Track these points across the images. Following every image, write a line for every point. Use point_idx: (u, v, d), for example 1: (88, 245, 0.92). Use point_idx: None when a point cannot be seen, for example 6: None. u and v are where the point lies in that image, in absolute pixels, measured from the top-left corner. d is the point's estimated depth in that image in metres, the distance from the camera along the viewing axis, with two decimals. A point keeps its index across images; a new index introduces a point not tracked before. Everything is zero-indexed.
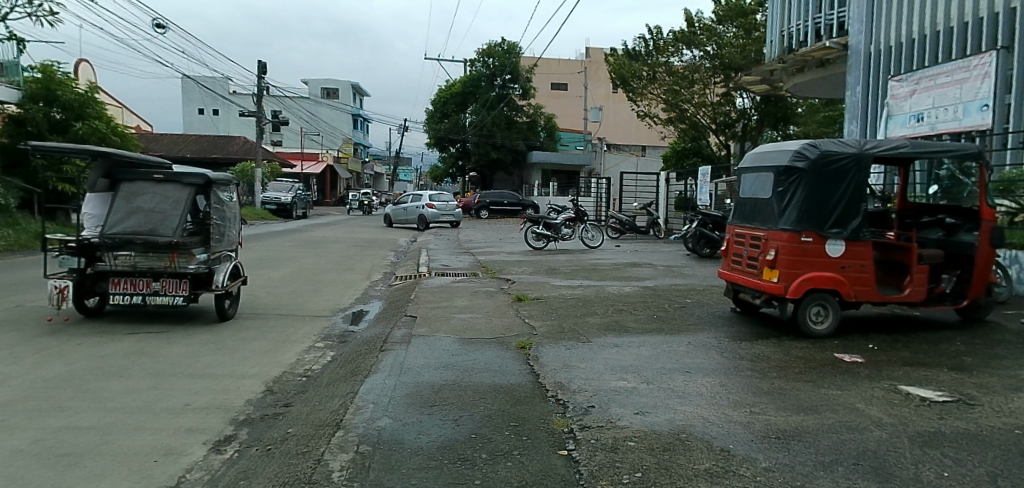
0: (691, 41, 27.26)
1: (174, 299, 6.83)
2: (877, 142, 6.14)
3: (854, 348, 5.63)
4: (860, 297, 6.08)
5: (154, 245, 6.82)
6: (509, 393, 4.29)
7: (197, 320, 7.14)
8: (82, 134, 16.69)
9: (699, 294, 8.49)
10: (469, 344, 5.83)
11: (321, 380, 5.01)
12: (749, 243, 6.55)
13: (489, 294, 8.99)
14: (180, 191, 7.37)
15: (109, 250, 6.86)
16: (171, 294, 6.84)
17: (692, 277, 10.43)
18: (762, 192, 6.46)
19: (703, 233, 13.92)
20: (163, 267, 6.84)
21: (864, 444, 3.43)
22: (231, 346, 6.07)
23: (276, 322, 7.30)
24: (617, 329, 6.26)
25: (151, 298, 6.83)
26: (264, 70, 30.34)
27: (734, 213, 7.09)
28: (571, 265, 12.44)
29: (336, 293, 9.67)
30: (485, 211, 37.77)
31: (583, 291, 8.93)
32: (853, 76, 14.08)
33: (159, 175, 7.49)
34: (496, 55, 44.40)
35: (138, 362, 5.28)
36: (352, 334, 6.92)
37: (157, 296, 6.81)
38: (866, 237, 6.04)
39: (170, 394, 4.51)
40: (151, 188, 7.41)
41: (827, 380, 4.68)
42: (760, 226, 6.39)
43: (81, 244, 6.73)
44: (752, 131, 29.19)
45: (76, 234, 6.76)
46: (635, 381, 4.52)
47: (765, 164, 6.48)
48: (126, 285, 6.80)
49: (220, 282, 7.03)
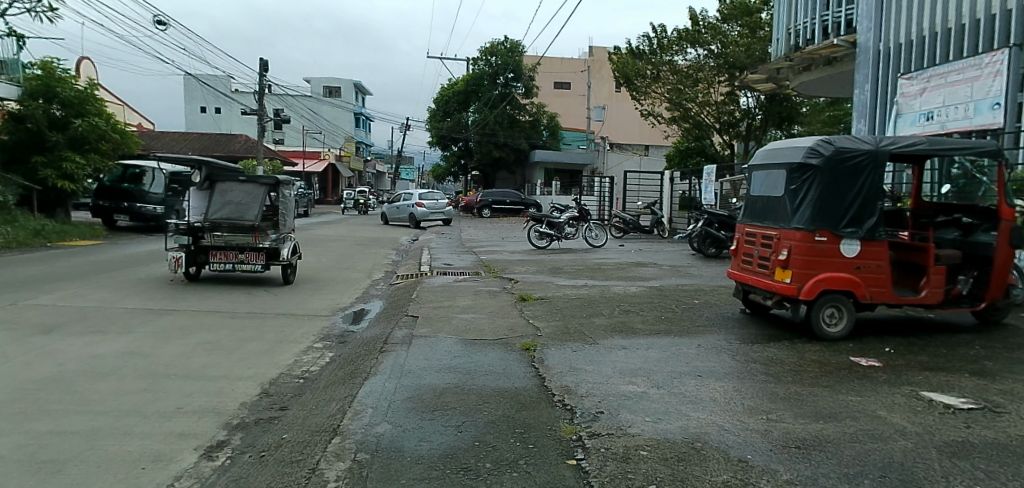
0: (696, 40, 27.15)
1: (254, 265, 9.44)
2: (894, 139, 5.94)
3: (870, 352, 5.44)
4: (876, 299, 5.90)
5: (240, 227, 9.52)
6: (515, 398, 4.12)
7: (194, 319, 6.97)
8: (82, 131, 16.59)
9: (706, 295, 8.30)
10: (471, 345, 5.66)
11: (320, 383, 4.84)
12: (760, 243, 6.37)
13: (492, 293, 8.82)
14: (258, 189, 10.05)
15: (208, 230, 9.55)
16: (252, 262, 9.45)
17: (699, 277, 10.23)
18: (774, 190, 6.28)
19: (709, 233, 13.70)
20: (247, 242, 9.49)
21: (890, 455, 3.24)
22: (227, 346, 5.89)
23: (274, 322, 7.13)
24: (624, 331, 6.07)
25: (239, 265, 9.46)
26: (265, 68, 30.18)
27: (744, 211, 6.92)
28: (575, 264, 12.27)
29: (336, 292, 9.51)
30: (487, 211, 37.57)
31: (588, 292, 8.74)
32: (861, 74, 13.88)
33: (242, 177, 10.17)
34: (499, 53, 44.14)
35: (131, 363, 5.10)
36: (352, 335, 6.76)
37: (243, 263, 9.43)
38: (882, 237, 5.85)
39: (162, 397, 4.35)
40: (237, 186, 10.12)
41: (845, 385, 4.50)
42: (772, 225, 6.22)
43: (189, 225, 9.40)
44: (757, 130, 28.96)
45: (185, 218, 9.44)
46: (645, 385, 4.34)
47: (777, 161, 6.29)
48: (222, 255, 9.44)
49: (286, 254, 9.63)
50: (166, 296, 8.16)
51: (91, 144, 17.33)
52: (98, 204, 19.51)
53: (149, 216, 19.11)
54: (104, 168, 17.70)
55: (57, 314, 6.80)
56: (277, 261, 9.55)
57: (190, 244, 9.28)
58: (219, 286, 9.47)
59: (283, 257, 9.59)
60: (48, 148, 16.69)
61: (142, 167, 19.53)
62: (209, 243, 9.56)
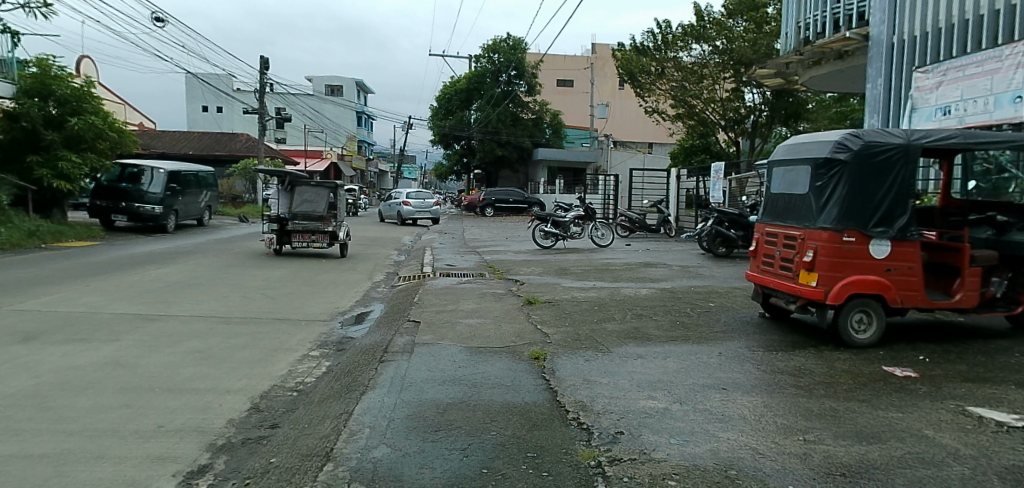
0: (700, 36, 26.71)
1: (320, 244, 13.76)
2: (926, 131, 5.56)
3: (904, 361, 5.09)
4: (907, 303, 5.54)
5: (311, 218, 13.90)
6: (525, 416, 3.76)
7: (185, 325, 6.64)
8: (79, 130, 16.31)
9: (722, 298, 7.93)
10: (477, 354, 5.31)
11: (314, 396, 4.50)
12: (782, 243, 6.01)
13: (497, 296, 8.46)
14: (323, 190, 14.47)
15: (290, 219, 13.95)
16: (320, 242, 13.79)
17: (712, 278, 9.87)
18: (797, 187, 5.93)
19: (719, 232, 13.28)
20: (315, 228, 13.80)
21: (949, 484, 2.88)
22: (219, 356, 5.55)
23: (269, 328, 6.79)
24: (639, 338, 5.72)
25: (311, 244, 13.84)
26: (265, 65, 29.85)
27: (763, 210, 6.57)
28: (582, 265, 11.91)
29: (336, 295, 9.17)
30: (491, 209, 37.17)
31: (598, 294, 8.37)
32: (874, 68, 13.47)
33: (313, 181, 14.61)
34: (502, 51, 43.75)
35: (113, 375, 4.76)
36: (350, 342, 6.41)
37: (314, 243, 13.77)
38: (914, 237, 5.49)
39: (142, 413, 4.01)
40: (310, 188, 14.59)
41: (883, 399, 4.14)
42: (795, 225, 5.86)
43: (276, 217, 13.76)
44: (762, 127, 28.51)
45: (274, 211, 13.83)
46: (666, 400, 3.99)
47: (800, 156, 5.92)
48: (300, 237, 13.84)
49: (341, 236, 13.89)
50: (158, 299, 7.83)
51: (87, 143, 17.05)
52: (96, 204, 18.95)
53: (147, 217, 18.77)
54: (101, 167, 17.44)
55: (42, 320, 6.47)
56: (336, 241, 13.89)
57: (278, 229, 13.68)
58: (216, 286, 9.17)
59: (340, 238, 13.93)
60: (44, 147, 16.39)
61: (140, 166, 19.24)
62: (291, 228, 13.95)
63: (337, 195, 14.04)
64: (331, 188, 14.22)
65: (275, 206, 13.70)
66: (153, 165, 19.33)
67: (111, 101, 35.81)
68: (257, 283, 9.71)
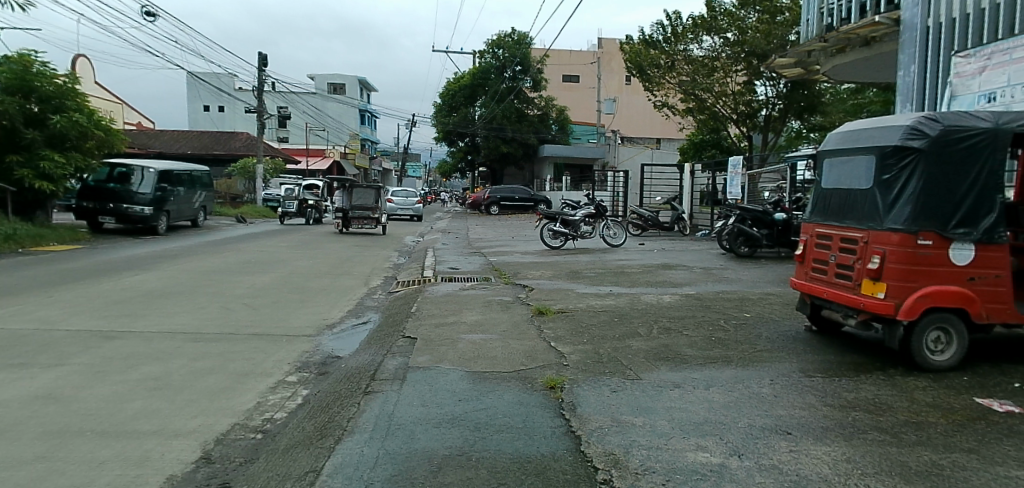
0: (712, 28, 25.69)
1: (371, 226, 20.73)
2: (1018, 114, 4.68)
3: (997, 390, 4.20)
4: (993, 318, 4.66)
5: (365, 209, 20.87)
6: (541, 477, 2.90)
7: (149, 344, 5.83)
8: (61, 127, 15.58)
9: (757, 306, 7.04)
10: (482, 382, 4.46)
11: (279, 443, 3.63)
12: (839, 248, 5.15)
13: (504, 305, 7.61)
14: (371, 190, 21.40)
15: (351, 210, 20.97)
16: (370, 224, 20.76)
17: (740, 282, 8.98)
18: (858, 181, 5.07)
19: (742, 229, 12.37)
20: (369, 215, 20.74)
21: None
22: (177, 384, 4.72)
23: (243, 346, 5.96)
24: (672, 360, 4.84)
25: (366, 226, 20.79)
26: (264, 61, 29.10)
27: (812, 209, 5.73)
28: (594, 267, 11.05)
29: (326, 304, 8.36)
30: (496, 207, 36.41)
31: (617, 303, 7.50)
32: (906, 54, 12.44)
33: (365, 185, 21.44)
34: (506, 45, 42.80)
35: (36, 415, 3.92)
36: (335, 363, 5.57)
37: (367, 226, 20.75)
38: (1002, 240, 4.60)
39: (56, 470, 3.17)
40: (363, 189, 21.46)
41: (997, 450, 3.24)
42: (855, 226, 4.99)
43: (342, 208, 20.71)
44: (776, 121, 27.51)
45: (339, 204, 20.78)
46: (722, 453, 3.12)
47: (861, 145, 5.07)
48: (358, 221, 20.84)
49: (384, 221, 20.68)
50: (126, 313, 7.02)
51: (72, 142, 16.36)
52: (82, 205, 18.07)
53: (137, 218, 18.01)
54: (86, 167, 16.67)
55: None
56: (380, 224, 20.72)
57: (342, 216, 20.58)
58: (193, 294, 8.36)
59: (383, 222, 20.79)
60: (25, 147, 15.67)
61: (130, 166, 18.53)
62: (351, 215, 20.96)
63: (381, 194, 20.83)
64: (377, 189, 21.08)
65: (341, 201, 21.02)
66: (143, 165, 18.64)
67: (108, 101, 35.14)
68: (242, 291, 8.90)
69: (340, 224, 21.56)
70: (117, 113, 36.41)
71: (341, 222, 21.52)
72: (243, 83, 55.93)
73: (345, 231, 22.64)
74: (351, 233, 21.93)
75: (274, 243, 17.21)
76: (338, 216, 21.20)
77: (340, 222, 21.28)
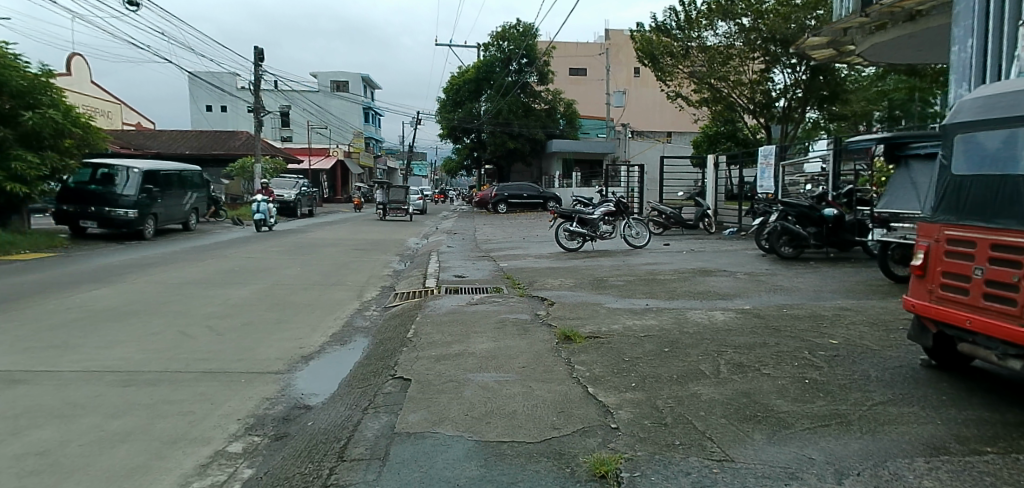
0: (727, 13, 23.79)
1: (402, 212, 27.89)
2: None
3: None
4: None
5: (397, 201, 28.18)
6: None
7: (60, 391, 4.43)
8: (33, 125, 14.29)
9: (839, 330, 5.59)
10: (500, 467, 3.01)
11: None
12: (988, 258, 3.68)
13: (521, 328, 6.18)
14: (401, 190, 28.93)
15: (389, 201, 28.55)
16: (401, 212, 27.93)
17: (799, 292, 7.59)
18: (1015, 164, 3.68)
19: (786, 228, 10.89)
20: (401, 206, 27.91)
21: None
22: (65, 465, 3.29)
23: (185, 391, 4.56)
24: (766, 422, 3.42)
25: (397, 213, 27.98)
26: (260, 57, 27.83)
27: (929, 206, 4.33)
28: (620, 274, 9.60)
29: (307, 325, 7.00)
30: (502, 206, 34.93)
31: (660, 323, 6.04)
32: (961, 27, 10.20)
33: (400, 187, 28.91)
34: (510, 38, 40.94)
35: None
36: (301, 417, 4.16)
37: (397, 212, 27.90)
38: None
39: None
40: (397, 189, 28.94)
41: None
42: (1014, 226, 3.55)
43: (381, 202, 28.02)
44: (795, 111, 25.98)
45: (379, 200, 28.05)
46: None
47: (1020, 112, 3.70)
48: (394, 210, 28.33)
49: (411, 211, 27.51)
50: (52, 344, 5.65)
51: (47, 140, 15.08)
52: (60, 209, 16.81)
53: (120, 222, 16.77)
54: (63, 168, 15.42)
55: None
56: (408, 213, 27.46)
57: (382, 206, 27.87)
58: (151, 316, 7.01)
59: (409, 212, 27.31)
60: None
61: (114, 166, 17.25)
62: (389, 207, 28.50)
63: (407, 191, 27.33)
64: (406, 187, 27.86)
65: (382, 198, 28.29)
66: (128, 165, 17.36)
67: (104, 100, 34.02)
68: (210, 309, 7.54)
69: (381, 214, 28.79)
70: (115, 114, 35.32)
71: (381, 212, 28.60)
72: (242, 82, 54.70)
73: (386, 218, 29.39)
74: (388, 220, 29.01)
75: (265, 247, 15.95)
76: (380, 208, 28.55)
77: (381, 211, 28.64)
